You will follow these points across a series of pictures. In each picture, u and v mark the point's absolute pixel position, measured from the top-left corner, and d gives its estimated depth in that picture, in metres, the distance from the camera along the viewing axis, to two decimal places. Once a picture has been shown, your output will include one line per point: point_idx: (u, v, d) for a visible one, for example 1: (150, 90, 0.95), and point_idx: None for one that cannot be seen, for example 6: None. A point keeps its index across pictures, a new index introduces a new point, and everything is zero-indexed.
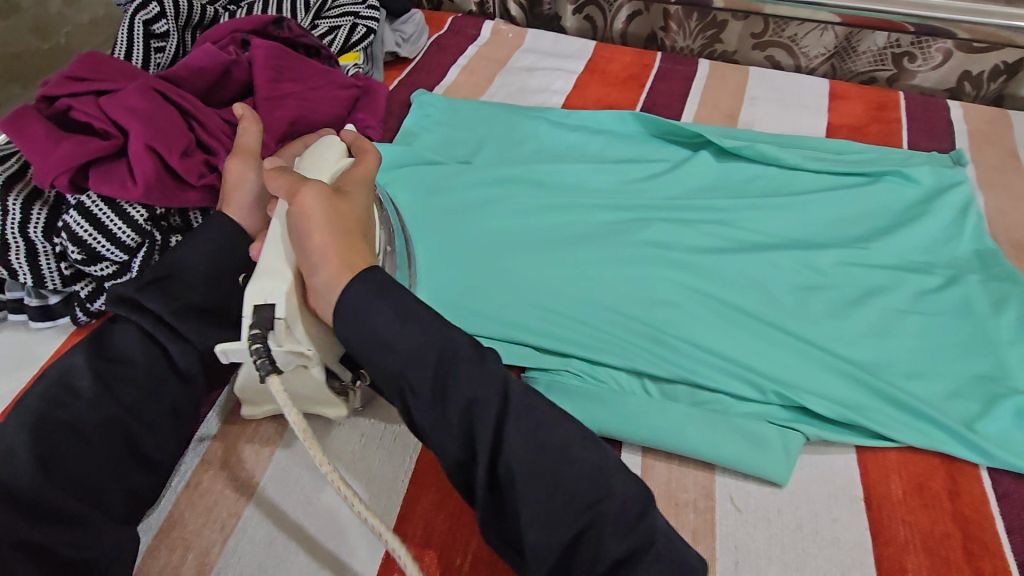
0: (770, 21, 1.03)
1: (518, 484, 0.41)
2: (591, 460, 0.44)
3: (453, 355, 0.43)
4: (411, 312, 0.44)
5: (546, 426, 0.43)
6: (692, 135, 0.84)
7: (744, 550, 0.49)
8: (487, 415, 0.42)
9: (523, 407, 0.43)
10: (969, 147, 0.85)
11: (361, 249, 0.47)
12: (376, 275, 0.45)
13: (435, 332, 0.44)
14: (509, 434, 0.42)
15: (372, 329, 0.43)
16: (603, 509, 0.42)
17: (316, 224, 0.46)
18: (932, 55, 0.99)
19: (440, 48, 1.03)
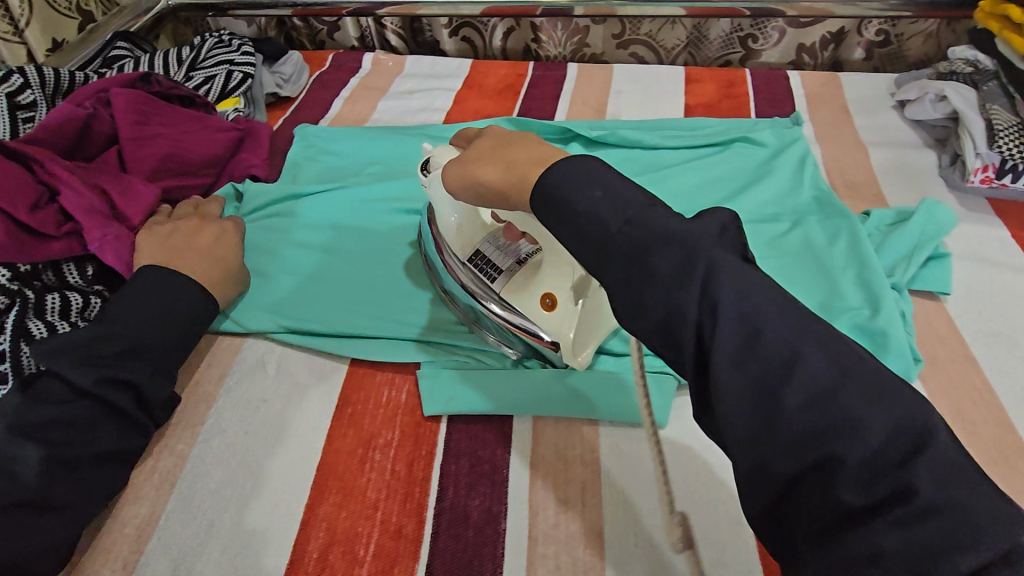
0: (625, 22, 1.12)
1: (717, 372, 0.32)
2: (839, 371, 0.31)
3: (652, 241, 0.37)
4: (614, 191, 0.40)
5: (775, 324, 0.33)
6: (562, 130, 0.90)
7: (629, 490, 0.54)
8: (688, 282, 0.35)
9: (751, 283, 0.34)
10: (807, 109, 0.95)
11: (545, 147, 0.46)
12: (572, 164, 0.42)
13: (625, 219, 0.39)
14: (720, 326, 0.33)
15: (565, 215, 0.41)
16: (861, 436, 0.29)
17: (493, 156, 0.48)
18: (770, 34, 1.10)
19: (323, 83, 1.07)
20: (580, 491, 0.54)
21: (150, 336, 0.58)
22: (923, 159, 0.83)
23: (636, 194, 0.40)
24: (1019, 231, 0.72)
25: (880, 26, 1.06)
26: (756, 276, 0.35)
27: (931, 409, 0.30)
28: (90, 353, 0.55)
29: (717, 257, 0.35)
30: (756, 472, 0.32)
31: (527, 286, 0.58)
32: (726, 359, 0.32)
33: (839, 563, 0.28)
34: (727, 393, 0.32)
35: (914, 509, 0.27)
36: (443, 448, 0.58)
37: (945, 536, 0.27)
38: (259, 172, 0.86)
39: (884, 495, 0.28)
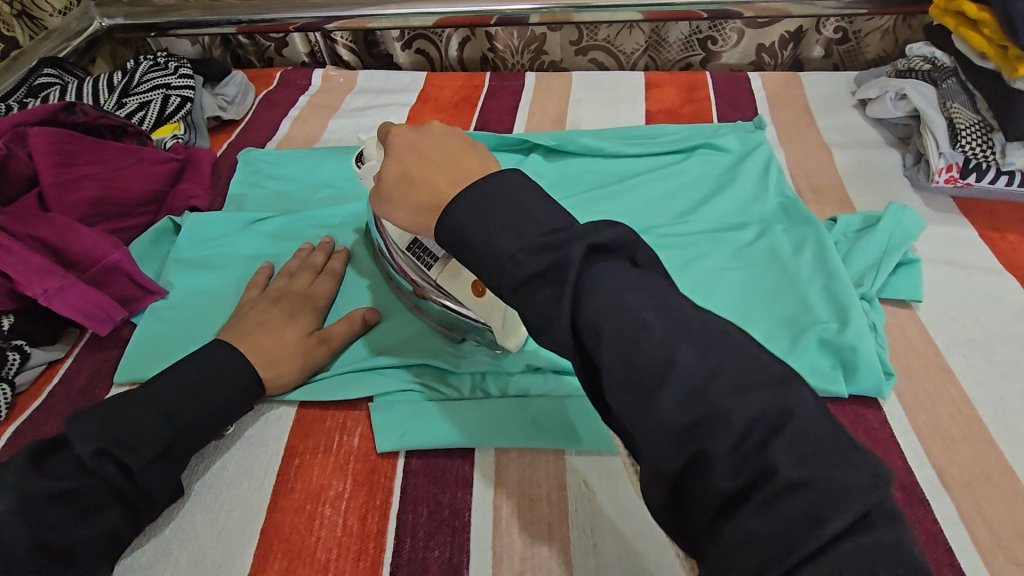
0: (581, 28, 1.10)
1: (608, 377, 0.33)
2: (712, 360, 0.32)
3: (537, 270, 0.36)
4: (507, 211, 0.39)
5: (657, 319, 0.33)
6: (518, 142, 0.87)
7: (601, 529, 0.50)
8: (564, 298, 0.35)
9: (630, 284, 0.35)
10: (769, 111, 0.93)
11: (440, 177, 0.45)
12: (471, 194, 0.40)
13: (517, 248, 0.37)
14: (600, 341, 0.34)
15: (467, 239, 0.39)
16: (719, 427, 0.30)
17: (396, 199, 0.48)
18: (728, 35, 1.08)
19: (271, 104, 1.02)
20: (547, 534, 0.50)
21: (180, 412, 0.51)
22: (886, 158, 0.82)
23: (525, 205, 0.39)
24: (987, 230, 0.71)
25: (837, 23, 1.05)
26: (635, 281, 0.35)
27: (795, 385, 0.31)
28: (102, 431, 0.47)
29: (591, 270, 0.35)
30: (647, 473, 0.33)
31: (456, 270, 0.55)
32: (612, 368, 0.33)
33: (720, 553, 0.29)
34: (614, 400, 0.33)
35: (777, 489, 0.28)
36: (399, 497, 0.53)
37: (803, 509, 0.27)
38: (200, 204, 0.81)
39: (750, 479, 0.29)
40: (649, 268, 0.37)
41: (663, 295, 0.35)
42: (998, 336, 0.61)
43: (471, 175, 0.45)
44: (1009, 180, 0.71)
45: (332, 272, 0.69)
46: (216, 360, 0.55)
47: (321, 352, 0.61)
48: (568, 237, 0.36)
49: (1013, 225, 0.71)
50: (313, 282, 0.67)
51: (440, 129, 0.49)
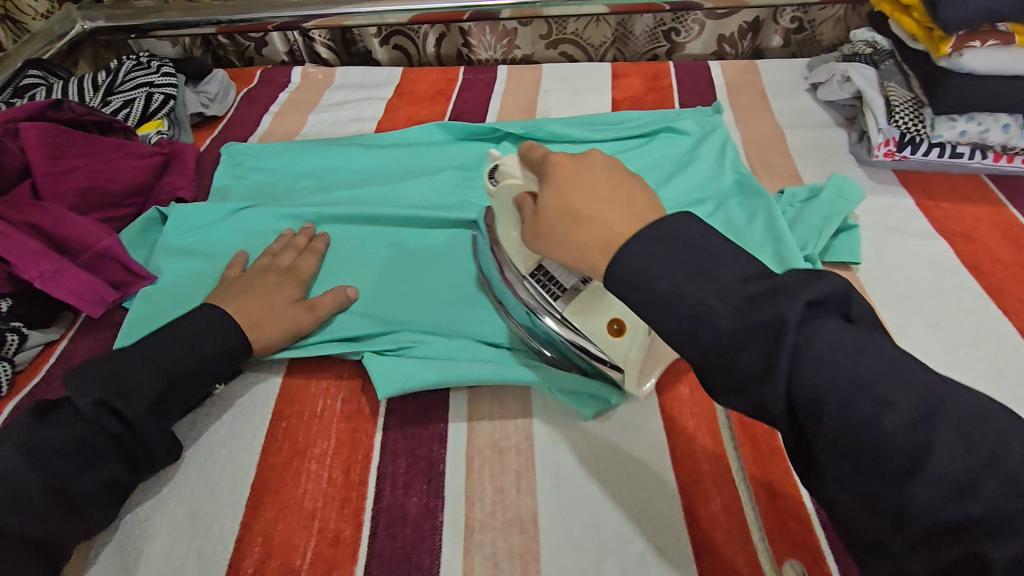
0: (551, 22, 1.14)
1: (845, 455, 0.33)
2: (970, 446, 0.31)
3: (737, 325, 0.36)
4: (699, 260, 0.38)
5: (904, 398, 0.33)
6: (488, 129, 0.91)
7: (565, 474, 0.54)
8: (779, 361, 0.34)
9: (860, 354, 0.34)
10: (727, 97, 0.98)
11: (613, 213, 0.42)
12: (654, 233, 0.40)
13: (715, 296, 0.37)
14: (825, 410, 0.33)
15: (650, 283, 0.39)
16: (999, 531, 0.29)
17: (555, 232, 0.45)
18: (691, 27, 1.14)
19: (251, 100, 1.06)
20: (516, 480, 0.54)
21: (176, 366, 0.56)
22: (835, 137, 0.87)
23: (720, 254, 0.38)
24: (922, 199, 0.77)
25: (793, 13, 1.11)
26: (860, 346, 0.34)
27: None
28: (108, 380, 0.53)
29: (809, 328, 0.35)
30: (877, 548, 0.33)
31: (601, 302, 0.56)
32: (845, 450, 0.33)
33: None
34: (839, 475, 0.34)
35: None
36: (379, 452, 0.57)
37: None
38: (185, 194, 0.85)
39: None
40: (862, 325, 0.36)
41: (895, 363, 0.34)
42: (928, 292, 0.66)
43: (649, 212, 0.43)
44: (941, 151, 0.76)
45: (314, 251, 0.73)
46: (204, 321, 0.59)
47: (307, 317, 0.64)
48: (774, 291, 0.36)
49: (946, 195, 0.77)
50: (297, 259, 0.72)
51: (600, 159, 0.46)
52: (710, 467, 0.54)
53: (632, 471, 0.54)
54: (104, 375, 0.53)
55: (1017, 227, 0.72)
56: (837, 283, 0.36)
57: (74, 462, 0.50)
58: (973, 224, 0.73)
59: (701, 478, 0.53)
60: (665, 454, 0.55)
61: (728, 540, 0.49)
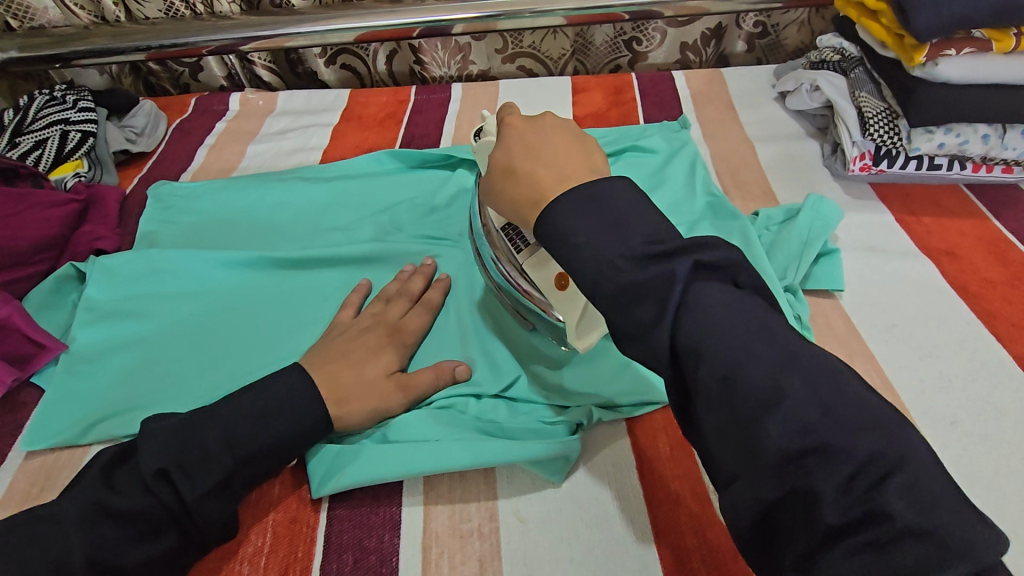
0: (506, 36, 1.08)
1: (706, 395, 0.35)
2: (821, 391, 0.33)
3: (637, 278, 0.37)
4: (621, 214, 0.40)
5: (762, 344, 0.35)
6: (443, 156, 0.84)
7: (534, 561, 0.48)
8: (669, 313, 0.36)
9: (736, 306, 0.36)
10: (693, 109, 0.94)
11: (545, 172, 0.45)
12: (589, 188, 0.42)
13: (626, 246, 0.39)
14: (702, 361, 0.35)
15: (574, 231, 0.41)
16: (831, 465, 0.31)
17: (500, 192, 0.48)
18: (652, 35, 1.09)
19: (185, 132, 0.98)
20: (478, 572, 0.48)
21: (253, 436, 0.49)
22: (807, 149, 0.83)
23: (636, 212, 0.40)
24: (902, 214, 0.73)
25: (756, 18, 1.07)
26: (741, 306, 0.37)
27: (897, 427, 0.32)
28: (180, 448, 0.47)
29: (697, 287, 0.37)
30: (739, 495, 0.34)
31: (546, 260, 0.53)
32: (710, 393, 0.35)
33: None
34: (710, 420, 0.35)
35: (889, 531, 0.29)
36: (322, 547, 0.50)
37: (915, 557, 0.28)
38: (105, 245, 0.76)
39: (861, 518, 0.30)
40: (749, 291, 0.39)
41: (766, 324, 0.36)
42: (917, 320, 0.62)
43: (583, 172, 0.45)
44: (918, 164, 0.72)
45: (429, 303, 0.64)
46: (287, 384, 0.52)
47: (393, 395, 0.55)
48: (675, 250, 0.38)
49: (926, 209, 0.73)
50: (408, 312, 0.63)
51: (547, 122, 0.51)
52: (697, 541, 0.48)
53: (611, 552, 0.48)
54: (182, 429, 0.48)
55: (1001, 241, 0.68)
56: (731, 252, 0.39)
57: (127, 531, 0.44)
58: (956, 241, 0.69)
59: (687, 555, 0.47)
60: (645, 526, 0.49)
61: None
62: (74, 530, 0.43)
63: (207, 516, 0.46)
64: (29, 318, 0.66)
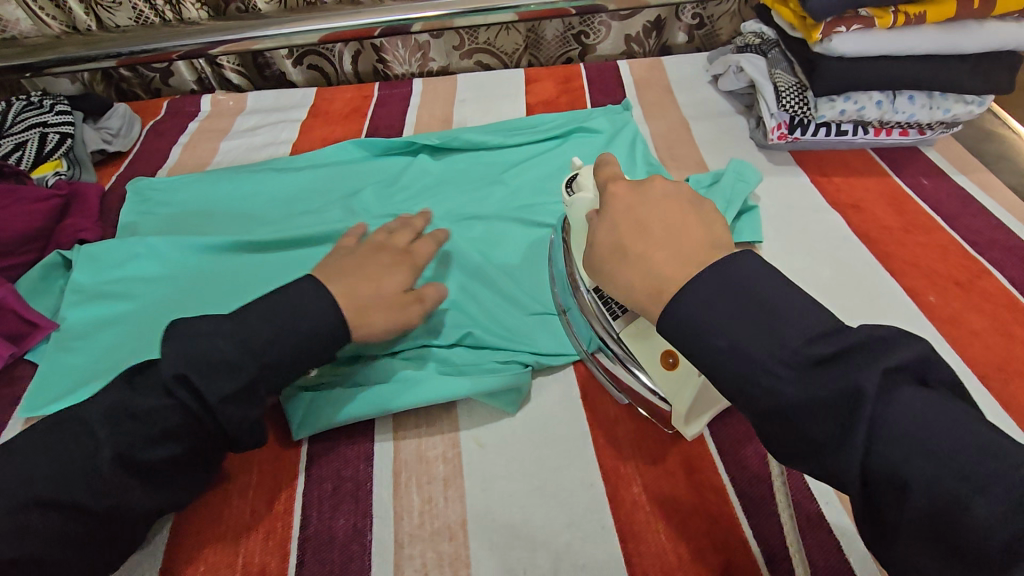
0: (462, 34, 1.16)
1: (909, 525, 0.33)
2: None
3: (809, 396, 0.36)
4: (766, 311, 0.38)
5: (974, 465, 0.32)
6: (404, 143, 0.91)
7: (490, 477, 0.55)
8: (855, 429, 0.34)
9: (934, 421, 0.34)
10: (635, 93, 1.02)
11: (665, 252, 0.43)
12: (728, 272, 0.40)
13: (780, 355, 0.37)
14: (908, 494, 0.33)
15: (705, 324, 0.39)
16: None
17: (608, 272, 0.45)
18: (598, 29, 1.18)
19: (159, 132, 1.03)
20: (443, 489, 0.54)
21: (268, 346, 0.50)
22: (735, 125, 0.92)
23: (784, 304, 0.38)
24: (816, 175, 0.82)
25: (693, 11, 1.16)
26: (942, 421, 0.34)
27: None
28: (196, 353, 0.48)
29: (887, 399, 0.34)
30: None
31: (648, 334, 0.52)
32: (919, 524, 0.33)
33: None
34: (918, 555, 0.34)
35: None
36: (304, 477, 0.56)
37: None
38: (88, 235, 0.81)
39: None
40: (943, 391, 0.36)
41: (978, 440, 0.33)
42: (824, 262, 0.71)
43: (708, 250, 0.43)
44: (827, 131, 0.82)
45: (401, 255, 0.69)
46: (301, 293, 0.52)
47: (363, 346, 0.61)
48: (844, 355, 0.36)
49: (837, 170, 0.82)
50: (416, 241, 0.64)
51: (663, 189, 0.47)
52: (632, 452, 0.56)
53: (556, 463, 0.55)
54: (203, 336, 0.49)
55: (900, 195, 0.78)
56: (917, 348, 0.36)
57: (150, 431, 0.47)
58: (862, 196, 0.78)
59: (624, 465, 0.55)
60: (588, 444, 0.56)
61: (649, 519, 0.51)
62: (103, 432, 0.46)
63: (230, 422, 0.48)
64: (22, 300, 0.72)
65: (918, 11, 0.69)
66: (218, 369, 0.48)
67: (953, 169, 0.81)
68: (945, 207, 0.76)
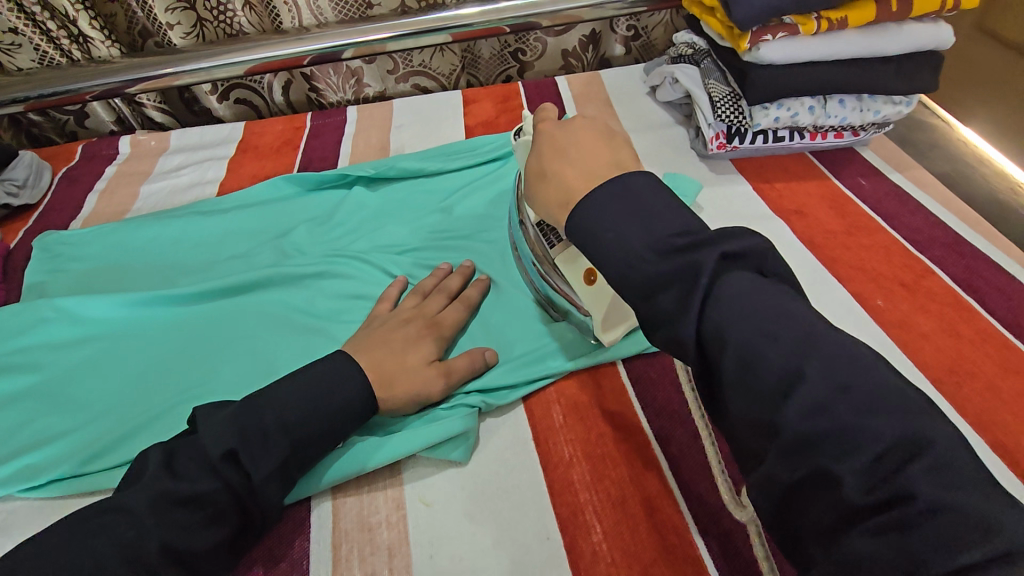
0: (396, 57, 1.12)
1: (726, 381, 0.36)
2: (840, 370, 0.33)
3: (664, 274, 0.38)
4: (649, 211, 0.41)
5: (779, 320, 0.35)
6: (337, 176, 0.87)
7: (438, 541, 0.50)
8: (691, 300, 0.37)
9: (759, 287, 0.37)
10: (575, 109, 1.01)
11: (572, 172, 0.46)
12: (629, 179, 0.42)
13: (656, 241, 0.39)
14: (726, 349, 0.36)
15: (601, 226, 0.41)
16: (850, 448, 0.31)
17: (532, 194, 0.50)
18: (534, 45, 1.16)
19: (72, 180, 0.96)
20: (388, 559, 0.50)
21: (309, 416, 0.49)
22: (676, 136, 0.92)
23: (661, 204, 0.41)
24: (758, 183, 0.81)
25: (627, 23, 1.16)
26: (767, 294, 0.37)
27: (932, 418, 0.31)
28: (237, 429, 0.47)
29: (720, 276, 0.37)
30: (761, 476, 0.34)
31: (574, 257, 0.57)
32: (732, 378, 0.35)
33: (838, 564, 0.30)
34: (729, 404, 0.36)
35: (913, 512, 0.28)
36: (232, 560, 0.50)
37: (939, 537, 0.28)
38: None
39: (884, 497, 0.29)
40: (774, 279, 0.39)
41: (793, 313, 0.36)
42: None
43: (611, 169, 0.45)
44: (765, 138, 0.81)
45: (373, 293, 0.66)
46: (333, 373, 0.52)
47: None
48: (701, 244, 0.39)
49: (778, 176, 0.82)
50: (445, 307, 0.64)
51: (578, 124, 0.50)
52: (589, 495, 0.52)
53: (511, 519, 0.51)
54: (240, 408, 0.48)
55: (841, 198, 0.78)
56: (755, 241, 0.39)
57: (196, 515, 0.43)
58: (804, 201, 0.78)
59: (581, 511, 0.51)
60: (542, 493, 0.53)
61: (611, 572, 0.47)
62: (140, 524, 0.42)
63: (269, 500, 0.47)
64: None
65: (839, 16, 0.69)
66: (269, 442, 0.47)
67: (889, 168, 0.82)
68: (885, 207, 0.76)
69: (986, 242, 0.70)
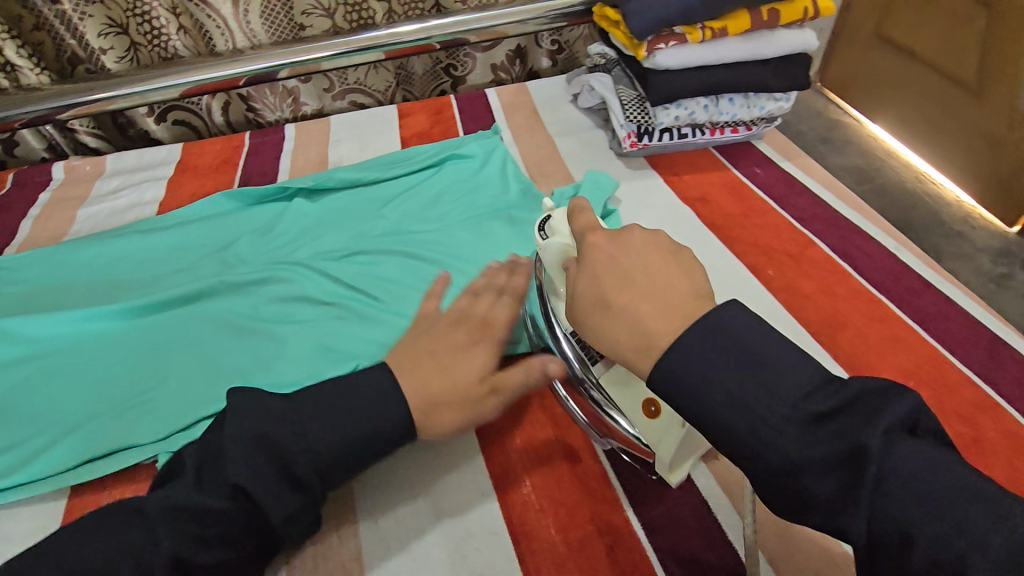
0: (331, 76, 1.17)
1: None
2: None
3: (815, 456, 0.34)
4: (762, 373, 0.37)
5: (960, 503, 0.32)
6: (275, 189, 0.90)
7: (382, 506, 0.54)
8: (858, 490, 0.33)
9: (930, 462, 0.33)
10: (504, 117, 1.08)
11: (646, 307, 0.41)
12: (723, 324, 0.38)
13: (788, 411, 0.35)
14: (910, 545, 0.32)
15: (705, 386, 0.37)
16: None
17: (591, 325, 0.43)
18: (464, 61, 1.23)
19: (4, 207, 0.95)
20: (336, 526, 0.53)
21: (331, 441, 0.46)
22: (595, 138, 1.00)
23: (774, 353, 0.37)
24: (668, 176, 0.90)
25: (550, 37, 1.25)
26: (937, 468, 0.33)
27: None
28: (260, 446, 0.44)
29: (891, 456, 0.33)
30: None
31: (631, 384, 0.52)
32: None
33: None
34: None
35: None
36: None
37: None
38: None
39: None
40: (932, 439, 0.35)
41: (976, 491, 0.32)
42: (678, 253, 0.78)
43: (690, 305, 0.41)
44: (671, 135, 0.90)
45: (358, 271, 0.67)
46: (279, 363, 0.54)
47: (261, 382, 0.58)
48: (845, 410, 0.35)
49: (685, 169, 0.91)
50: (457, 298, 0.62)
51: (638, 238, 0.45)
52: (519, 456, 0.58)
53: (453, 484, 0.56)
54: (276, 422, 0.45)
55: (739, 186, 0.87)
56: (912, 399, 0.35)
57: (208, 531, 0.42)
58: (707, 190, 0.87)
59: (513, 470, 0.57)
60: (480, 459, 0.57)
61: (541, 518, 0.53)
62: (151, 530, 0.42)
63: (290, 525, 0.45)
64: None
65: (720, 26, 0.79)
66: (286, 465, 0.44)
67: (780, 157, 0.92)
68: (775, 191, 0.86)
69: (858, 216, 0.81)
